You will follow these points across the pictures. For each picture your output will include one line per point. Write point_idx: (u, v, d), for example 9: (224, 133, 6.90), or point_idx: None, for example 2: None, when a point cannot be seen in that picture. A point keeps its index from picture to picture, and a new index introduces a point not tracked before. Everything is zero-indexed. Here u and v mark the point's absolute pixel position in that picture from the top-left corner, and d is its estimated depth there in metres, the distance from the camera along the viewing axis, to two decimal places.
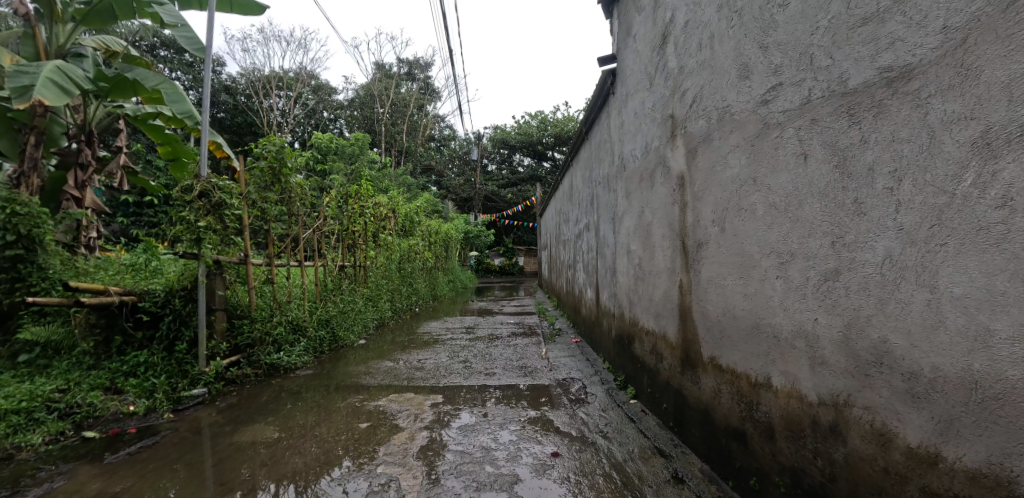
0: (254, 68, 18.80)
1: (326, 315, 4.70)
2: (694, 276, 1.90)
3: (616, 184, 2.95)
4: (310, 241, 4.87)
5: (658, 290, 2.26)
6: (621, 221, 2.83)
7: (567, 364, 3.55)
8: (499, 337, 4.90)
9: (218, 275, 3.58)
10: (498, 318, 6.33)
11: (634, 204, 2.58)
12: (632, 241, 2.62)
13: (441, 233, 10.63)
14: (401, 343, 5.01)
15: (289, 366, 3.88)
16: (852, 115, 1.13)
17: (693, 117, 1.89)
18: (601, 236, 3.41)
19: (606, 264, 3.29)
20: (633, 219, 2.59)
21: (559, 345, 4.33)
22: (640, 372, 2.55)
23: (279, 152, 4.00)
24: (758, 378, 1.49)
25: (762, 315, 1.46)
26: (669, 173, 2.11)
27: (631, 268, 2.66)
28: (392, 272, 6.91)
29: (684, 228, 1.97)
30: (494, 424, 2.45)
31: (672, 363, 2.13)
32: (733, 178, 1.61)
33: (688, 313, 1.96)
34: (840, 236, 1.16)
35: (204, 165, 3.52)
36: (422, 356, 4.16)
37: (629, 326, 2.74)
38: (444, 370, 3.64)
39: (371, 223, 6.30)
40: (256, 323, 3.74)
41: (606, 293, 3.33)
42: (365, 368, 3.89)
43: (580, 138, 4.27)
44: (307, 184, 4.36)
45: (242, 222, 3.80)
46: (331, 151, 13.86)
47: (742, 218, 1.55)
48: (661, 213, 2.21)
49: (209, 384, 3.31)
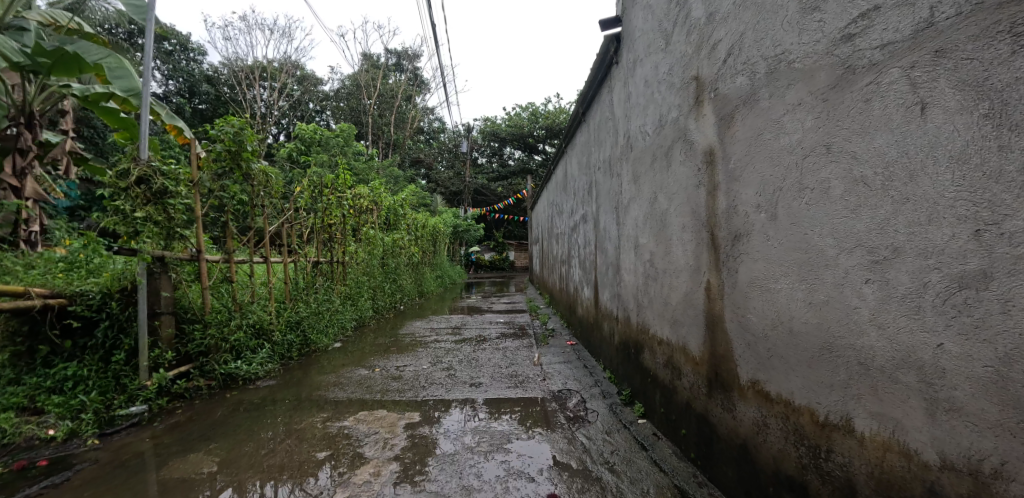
0: (236, 57, 18.08)
1: (298, 315, 4.20)
2: (727, 277, 1.50)
3: (622, 167, 2.53)
4: (278, 235, 4.37)
5: (676, 292, 1.86)
6: (629, 209, 2.41)
7: (563, 373, 3.15)
8: (488, 339, 4.48)
9: (163, 274, 3.07)
10: (487, 317, 5.90)
11: (646, 189, 2.16)
12: (642, 233, 2.21)
13: (428, 227, 10.16)
14: (380, 347, 4.56)
15: (249, 376, 3.34)
16: (1018, 35, 0.74)
17: (729, 75, 1.48)
18: (603, 228, 2.99)
19: (609, 259, 2.87)
20: (645, 206, 2.16)
21: (554, 349, 3.93)
22: (651, 387, 2.16)
23: (237, 134, 3.50)
24: (829, 417, 1.10)
25: (839, 333, 1.07)
26: (693, 149, 1.70)
27: (642, 264, 2.24)
28: (374, 269, 6.44)
29: (714, 216, 1.57)
30: (477, 454, 2.04)
31: (695, 382, 1.74)
32: (792, 147, 1.21)
33: (719, 323, 1.56)
34: (991, 222, 0.77)
35: (144, 146, 3.00)
36: (400, 363, 3.70)
37: (637, 334, 2.33)
38: (424, 380, 3.19)
39: (350, 216, 5.81)
40: (211, 327, 3.22)
41: (608, 293, 2.91)
42: (335, 377, 3.44)
43: (575, 121, 3.84)
44: (272, 171, 3.88)
45: (194, 213, 3.28)
46: (315, 143, 13.26)
47: (806, 201, 1.16)
48: (682, 199, 1.80)
49: (148, 401, 2.82)
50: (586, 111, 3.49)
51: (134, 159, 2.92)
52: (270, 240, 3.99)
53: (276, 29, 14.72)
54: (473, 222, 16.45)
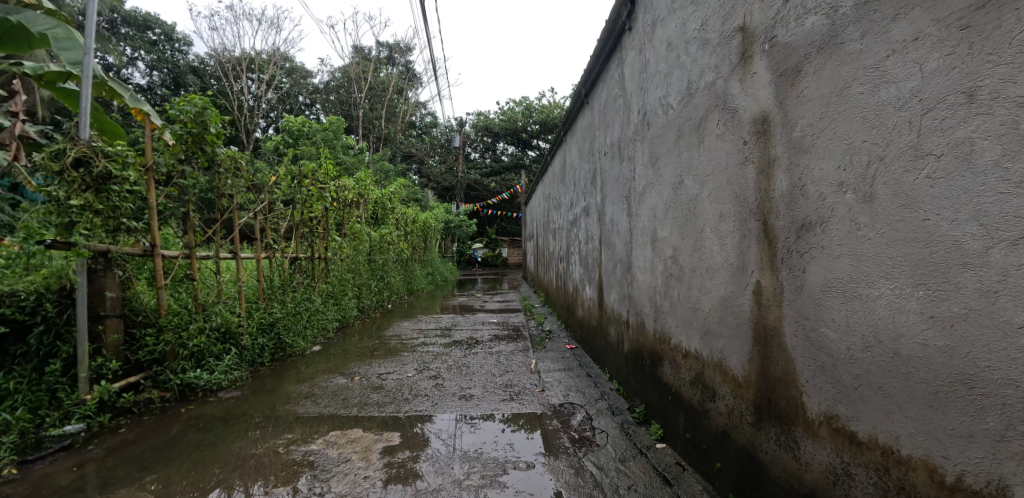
0: (222, 47, 17.53)
1: (272, 316, 3.79)
2: (788, 278, 1.18)
3: (635, 147, 2.17)
4: (250, 227, 3.96)
5: (708, 295, 1.53)
6: (644, 196, 2.06)
7: (563, 383, 2.81)
8: (479, 342, 4.11)
9: (107, 273, 2.64)
10: (479, 317, 5.53)
11: (669, 171, 1.81)
12: (662, 225, 1.87)
13: (418, 222, 9.75)
14: (362, 350, 4.17)
15: (210, 387, 2.94)
16: None
17: (793, 17, 1.15)
18: (609, 220, 2.64)
19: (616, 255, 2.53)
20: (668, 191, 1.81)
21: (552, 353, 3.59)
22: (673, 407, 1.83)
23: (200, 114, 3.10)
24: (964, 480, 0.80)
25: (993, 362, 0.75)
26: (738, 118, 1.36)
27: (659, 262, 1.90)
28: (359, 266, 6.03)
29: (769, 200, 1.24)
30: (466, 492, 1.68)
31: (736, 407, 1.41)
32: (902, 101, 0.89)
33: (773, 336, 1.24)
34: None
35: (86, 123, 2.57)
36: (380, 370, 3.30)
37: (653, 343, 2.00)
38: (407, 392, 2.80)
39: (332, 208, 5.40)
40: (167, 331, 2.82)
41: (615, 294, 2.57)
42: (307, 386, 3.05)
43: (577, 103, 3.48)
44: (242, 156, 3.48)
45: (148, 202, 2.86)
46: (304, 135, 12.81)
47: (928, 174, 0.84)
48: (720, 181, 1.46)
49: (87, 418, 2.41)
50: (590, 91, 3.13)
51: (72, 138, 2.48)
52: (240, 233, 3.59)
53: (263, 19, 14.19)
54: (466, 218, 16.03)
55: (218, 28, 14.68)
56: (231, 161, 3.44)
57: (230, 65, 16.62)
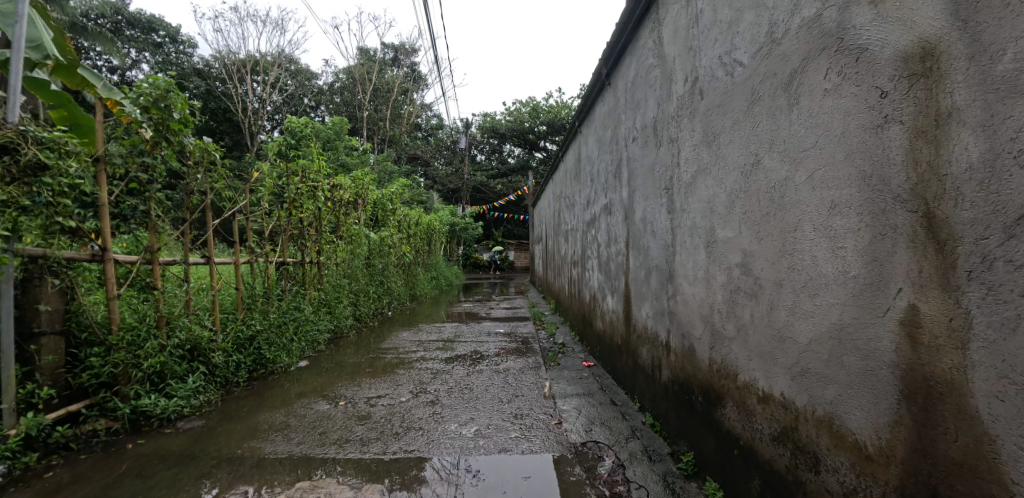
0: (227, 49, 17.36)
1: (252, 329, 3.35)
2: (983, 304, 0.72)
3: (679, 125, 1.72)
4: (228, 228, 3.53)
5: (808, 321, 1.07)
6: (693, 186, 1.61)
7: (584, 413, 2.34)
8: (485, 357, 3.65)
9: (42, 282, 2.23)
10: (485, 327, 5.07)
11: (735, 151, 1.36)
12: (724, 222, 1.41)
13: (421, 224, 9.30)
14: (353, 366, 3.71)
15: (169, 416, 2.50)
16: None
17: None
18: (640, 218, 2.19)
19: (649, 261, 2.07)
20: (732, 177, 1.37)
21: (567, 372, 3.12)
22: (740, 465, 1.37)
23: (162, 98, 2.68)
24: None
25: None
26: (870, 61, 0.91)
27: (717, 272, 1.45)
28: (356, 270, 5.58)
29: (938, 179, 0.79)
30: None
31: (858, 489, 0.96)
32: None
33: (946, 394, 0.78)
34: None
35: (16, 103, 2.15)
36: (370, 394, 2.84)
37: (707, 376, 1.54)
38: (398, 424, 2.33)
39: (326, 208, 4.96)
40: (119, 350, 2.41)
41: (647, 308, 2.11)
42: (280, 413, 2.59)
43: (597, 86, 3.04)
44: (215, 147, 3.06)
45: (98, 200, 2.46)
46: (306, 136, 12.53)
47: None
48: (832, 155, 1.00)
49: (8, 459, 1.96)
50: (613, 69, 2.68)
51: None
52: (215, 234, 3.18)
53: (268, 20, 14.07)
54: (472, 220, 15.60)
55: (223, 31, 14.52)
56: (202, 153, 3.02)
57: (234, 67, 16.44)
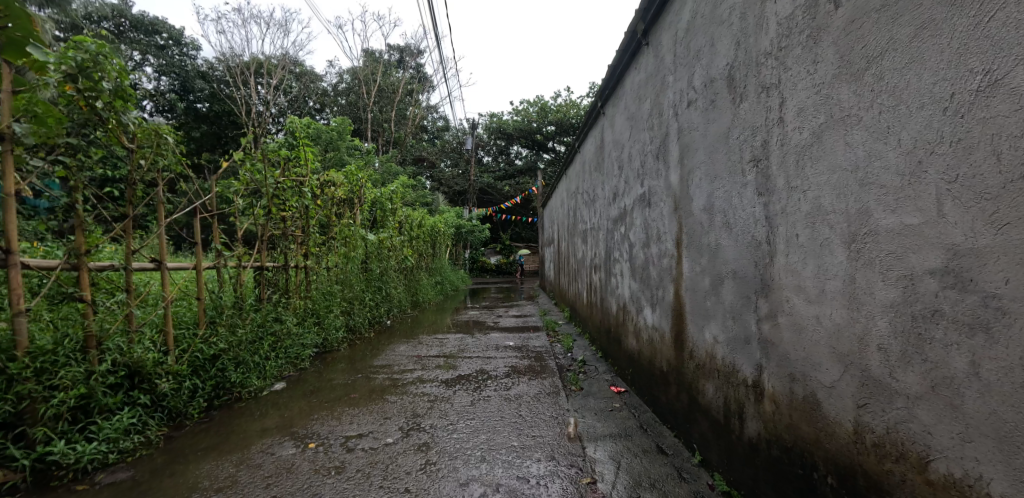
0: (230, 51, 16.99)
1: (215, 347, 2.79)
2: None
3: (782, 66, 1.16)
4: (188, 227, 2.99)
5: None
6: (814, 149, 1.05)
7: (625, 466, 1.76)
8: (492, 379, 3.06)
9: None
10: (493, 339, 4.48)
11: (926, 75, 0.80)
12: (899, 199, 0.84)
13: (425, 226, 8.72)
14: (338, 389, 3.12)
15: (91, 464, 1.98)
16: None
17: None
18: (701, 208, 1.62)
19: (718, 265, 1.50)
20: (923, 120, 0.80)
21: (595, 401, 2.54)
22: None
23: (93, 66, 2.16)
24: None
25: None
26: None
27: (878, 281, 0.88)
28: (349, 276, 5.02)
29: None
30: None
31: None
32: None
33: None
34: None
35: None
36: (349, 433, 2.24)
37: (848, 449, 0.97)
38: (377, 482, 1.75)
39: (314, 205, 4.39)
40: (24, 382, 1.90)
41: (715, 330, 1.53)
42: (230, 461, 2.02)
43: (628, 51, 2.48)
44: (167, 130, 2.56)
45: (3, 191, 1.94)
46: (308, 137, 12.04)
47: None
48: None
49: None
50: (653, 22, 2.12)
51: None
52: (168, 235, 2.65)
53: (272, 21, 13.70)
54: (478, 223, 14.99)
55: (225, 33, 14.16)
56: (150, 136, 2.51)
57: (237, 69, 16.03)
